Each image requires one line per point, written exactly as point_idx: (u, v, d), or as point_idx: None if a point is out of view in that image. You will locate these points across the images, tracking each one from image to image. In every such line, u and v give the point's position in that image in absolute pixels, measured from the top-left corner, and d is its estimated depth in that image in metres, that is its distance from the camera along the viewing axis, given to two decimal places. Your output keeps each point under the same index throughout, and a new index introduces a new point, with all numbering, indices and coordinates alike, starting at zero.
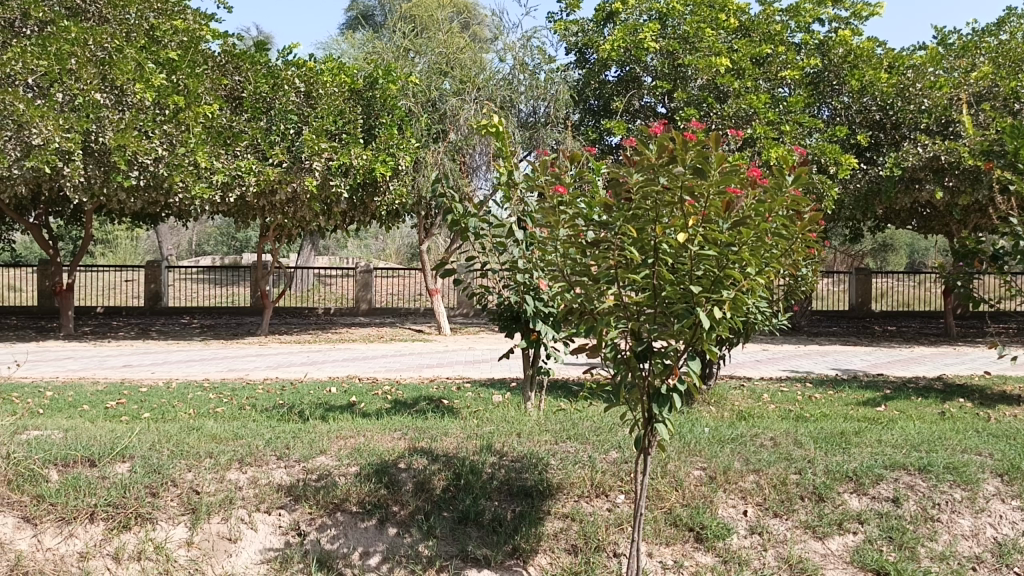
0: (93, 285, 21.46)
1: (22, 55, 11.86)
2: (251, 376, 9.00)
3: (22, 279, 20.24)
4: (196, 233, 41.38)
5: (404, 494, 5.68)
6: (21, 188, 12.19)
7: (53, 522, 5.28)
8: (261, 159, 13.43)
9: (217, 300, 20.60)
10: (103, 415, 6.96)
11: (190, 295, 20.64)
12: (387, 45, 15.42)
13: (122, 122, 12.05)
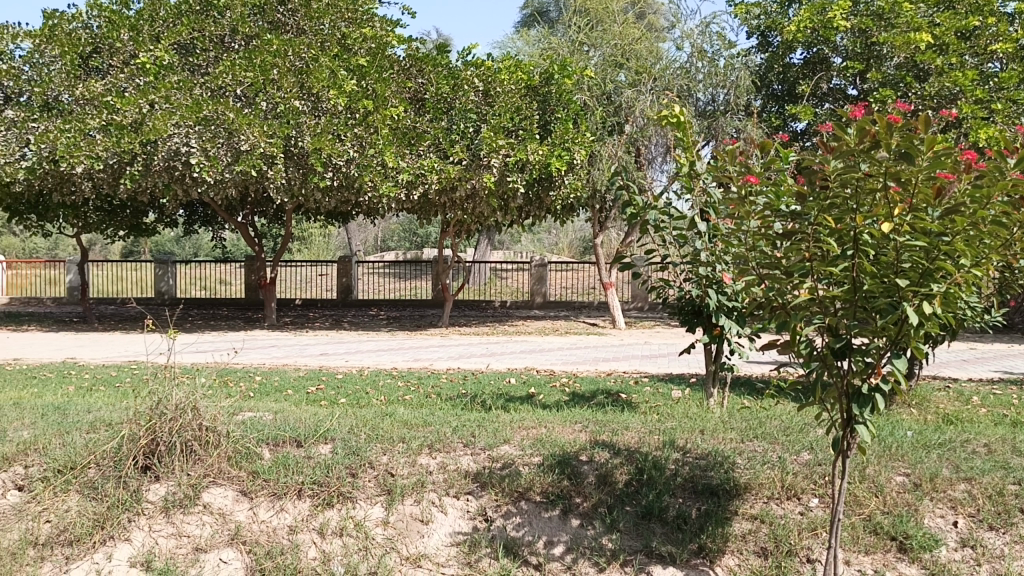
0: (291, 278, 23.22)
1: (232, 68, 12.97)
2: (436, 366, 9.39)
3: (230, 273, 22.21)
4: (380, 231, 43.66)
5: (587, 486, 5.71)
6: (231, 190, 13.34)
7: (267, 496, 5.73)
8: (442, 157, 13.93)
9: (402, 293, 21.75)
10: (306, 399, 7.50)
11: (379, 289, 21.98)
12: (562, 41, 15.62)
13: (318, 127, 12.92)
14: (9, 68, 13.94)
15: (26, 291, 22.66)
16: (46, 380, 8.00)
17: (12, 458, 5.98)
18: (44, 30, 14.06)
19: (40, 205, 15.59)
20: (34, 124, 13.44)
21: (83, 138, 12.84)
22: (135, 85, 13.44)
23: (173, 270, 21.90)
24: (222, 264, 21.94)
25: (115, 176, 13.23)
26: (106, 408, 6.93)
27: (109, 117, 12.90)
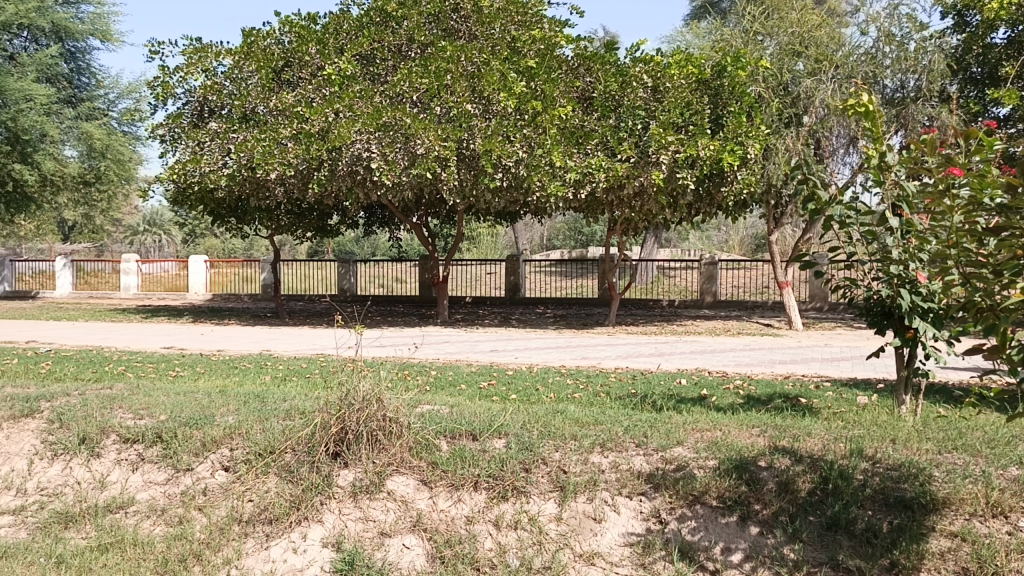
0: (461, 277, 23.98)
1: (409, 75, 13.54)
2: (604, 364, 9.38)
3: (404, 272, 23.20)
4: (546, 229, 44.24)
5: (766, 492, 5.50)
6: (407, 192, 13.92)
7: (445, 487, 5.95)
8: (610, 156, 13.89)
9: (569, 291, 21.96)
10: (479, 394, 7.72)
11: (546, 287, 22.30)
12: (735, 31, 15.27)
13: (489, 130, 13.23)
14: (213, 84, 15.30)
15: (226, 289, 24.61)
16: (246, 369, 8.69)
17: (220, 440, 6.54)
18: (243, 47, 15.30)
19: (240, 209, 16.98)
20: (234, 135, 14.68)
21: (276, 146, 13.84)
22: (321, 95, 14.33)
23: (353, 269, 23.30)
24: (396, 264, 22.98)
25: (303, 181, 14.15)
26: (299, 397, 7.44)
27: (299, 126, 13.83)
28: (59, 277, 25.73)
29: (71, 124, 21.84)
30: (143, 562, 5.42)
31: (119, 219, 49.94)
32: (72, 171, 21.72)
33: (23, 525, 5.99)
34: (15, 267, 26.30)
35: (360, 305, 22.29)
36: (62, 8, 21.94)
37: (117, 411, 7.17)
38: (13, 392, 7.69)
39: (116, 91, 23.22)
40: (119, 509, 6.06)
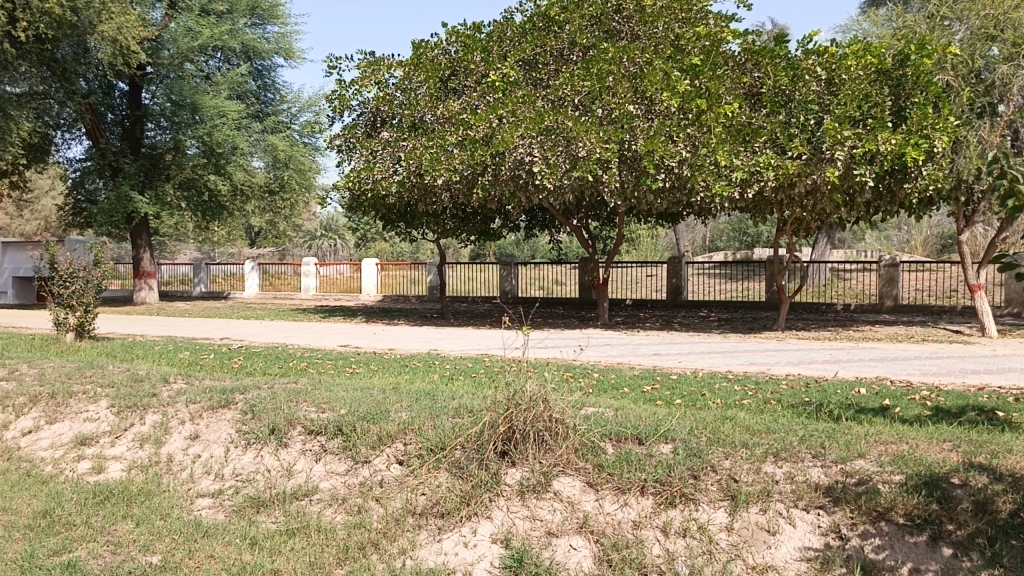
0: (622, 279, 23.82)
1: (571, 79, 13.78)
2: (774, 371, 9.04)
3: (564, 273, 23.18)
4: (708, 231, 43.31)
5: (961, 512, 5.09)
6: (569, 195, 13.95)
7: (612, 490, 5.92)
8: (780, 153, 13.29)
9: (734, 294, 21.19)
10: (642, 397, 7.64)
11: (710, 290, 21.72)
12: (920, 17, 14.59)
13: (652, 130, 13.09)
14: (385, 95, 16.08)
15: (394, 290, 25.72)
16: (416, 368, 9.02)
17: (395, 435, 6.85)
18: (413, 59, 16.02)
19: (408, 214, 17.71)
20: (404, 143, 15.35)
21: (443, 153, 14.36)
22: (485, 101, 14.70)
23: (515, 271, 23.67)
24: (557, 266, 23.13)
25: (468, 185, 14.53)
26: (467, 396, 7.66)
27: (464, 132, 14.25)
28: (247, 279, 27.82)
29: (259, 137, 23.25)
30: (327, 548, 5.68)
31: (299, 224, 53.59)
32: (259, 180, 23.56)
33: (221, 507, 6.45)
34: (210, 269, 28.76)
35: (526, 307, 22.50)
36: (251, 29, 23.64)
37: (301, 405, 7.65)
38: (212, 384, 8.39)
39: (297, 104, 24.87)
40: (304, 497, 6.44)
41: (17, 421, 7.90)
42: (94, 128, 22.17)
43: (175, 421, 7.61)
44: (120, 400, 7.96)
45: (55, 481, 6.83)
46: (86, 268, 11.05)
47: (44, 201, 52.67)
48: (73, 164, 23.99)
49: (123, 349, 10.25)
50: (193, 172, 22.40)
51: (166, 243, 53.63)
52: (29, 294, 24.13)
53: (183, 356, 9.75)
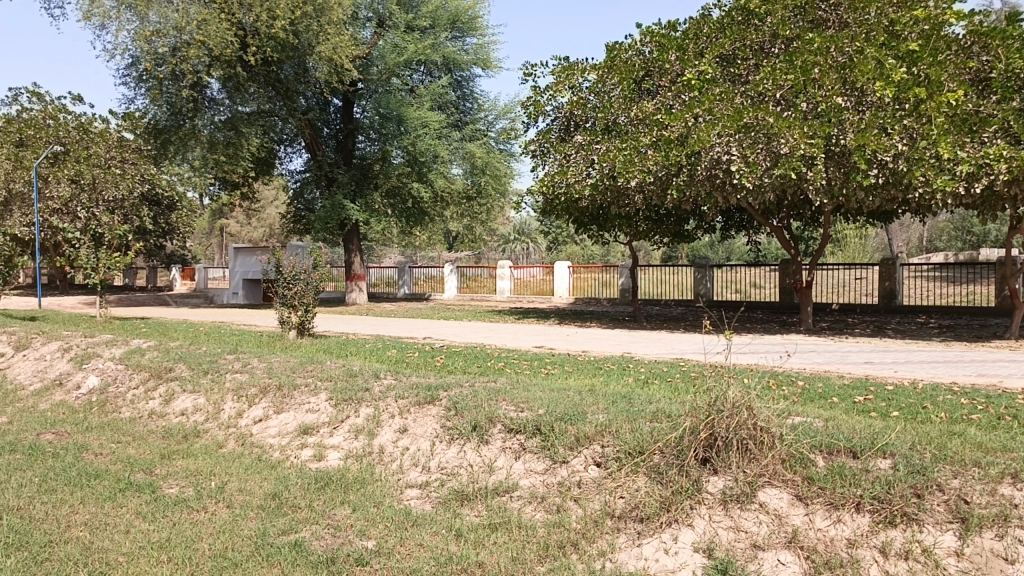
0: (828, 282, 22.48)
1: (773, 73, 13.26)
2: (1008, 384, 8.18)
3: (763, 276, 22.26)
4: (926, 230, 40.13)
5: None
6: (769, 195, 13.38)
7: (823, 505, 5.59)
8: (1013, 143, 12.00)
9: (957, 299, 19.38)
10: (854, 408, 7.17)
11: (928, 294, 20.06)
12: None
13: (862, 123, 12.26)
14: (579, 99, 16.29)
15: (586, 294, 25.82)
16: (611, 370, 9.01)
17: (592, 437, 6.87)
18: (607, 62, 16.11)
19: (601, 217, 17.80)
20: (597, 146, 15.46)
21: (637, 154, 14.32)
22: (681, 100, 14.52)
23: (710, 274, 23.18)
24: (755, 268, 22.28)
25: (662, 187, 14.36)
26: (664, 400, 7.54)
27: (659, 133, 14.14)
28: (446, 281, 29.11)
29: (458, 145, 24.17)
30: (528, 544, 5.73)
31: (494, 229, 55.66)
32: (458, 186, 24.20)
33: (428, 498, 6.74)
34: (412, 272, 30.39)
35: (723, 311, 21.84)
36: (452, 42, 24.73)
37: (501, 404, 7.87)
38: (418, 380, 8.84)
39: (494, 112, 25.70)
40: (505, 493, 6.60)
41: (250, 409, 8.70)
42: (312, 142, 24.11)
43: (385, 415, 8.08)
44: (337, 393, 8.56)
45: (283, 466, 7.45)
46: (307, 270, 11.95)
47: (269, 210, 57.86)
48: (293, 176, 26.23)
49: (338, 346, 11.04)
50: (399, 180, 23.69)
51: (373, 248, 57.59)
52: (256, 295, 26.60)
53: (391, 354, 10.33)
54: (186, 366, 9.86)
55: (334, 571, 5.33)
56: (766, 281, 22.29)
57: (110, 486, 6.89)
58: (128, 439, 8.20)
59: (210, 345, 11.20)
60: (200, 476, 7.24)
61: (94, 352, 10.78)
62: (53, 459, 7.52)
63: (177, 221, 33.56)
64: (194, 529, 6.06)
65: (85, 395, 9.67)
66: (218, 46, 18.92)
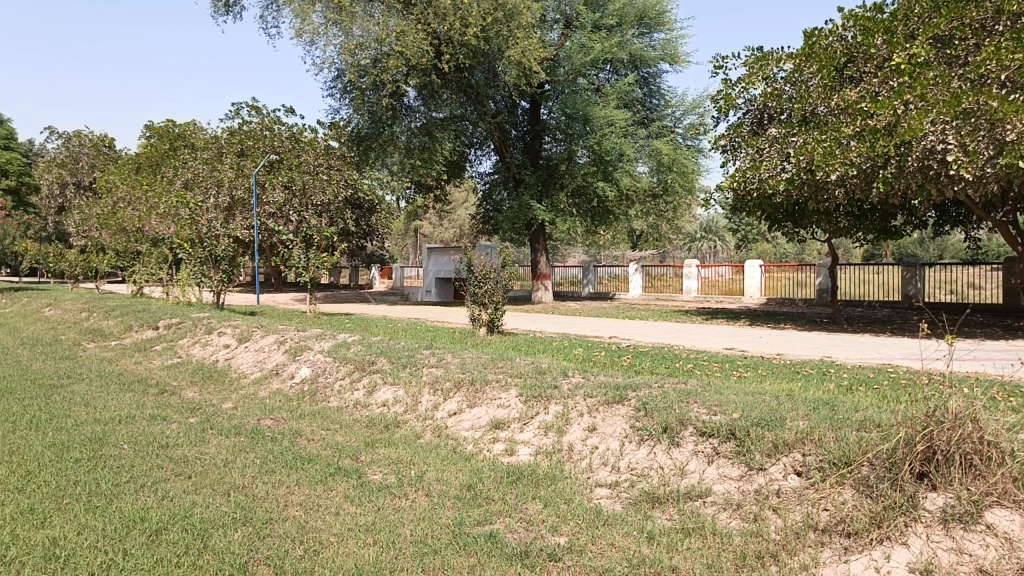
0: None
1: (997, 53, 12.07)
2: None
3: (983, 277, 20.36)
4: None
5: None
6: (992, 186, 12.12)
7: None
8: None
9: None
10: None
11: None
12: None
13: None
14: (773, 90, 15.77)
15: (778, 293, 24.84)
16: (809, 375, 8.56)
17: (792, 444, 6.55)
18: (805, 49, 15.42)
19: (797, 213, 17.00)
20: (793, 139, 14.79)
21: (839, 146, 13.56)
22: (888, 87, 13.57)
23: (921, 273, 21.53)
24: (973, 267, 20.43)
25: (867, 180, 13.46)
26: (872, 408, 7.05)
27: (863, 122, 13.31)
28: (631, 281, 29.00)
29: (645, 142, 24.13)
30: (723, 552, 5.52)
31: (681, 228, 54.74)
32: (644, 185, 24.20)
33: (617, 498, 6.69)
34: (597, 271, 30.54)
35: (933, 314, 20.21)
36: (639, 38, 24.55)
37: (693, 406, 7.68)
38: (607, 379, 8.82)
39: (681, 108, 25.26)
40: (698, 498, 6.43)
41: (446, 402, 9.06)
42: (501, 144, 24.81)
43: (574, 412, 8.13)
44: (527, 390, 8.71)
45: (477, 459, 7.69)
46: (496, 269, 12.27)
47: (460, 212, 60.20)
48: (482, 177, 27.12)
49: (527, 343, 11.26)
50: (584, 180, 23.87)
51: (558, 247, 58.43)
52: (447, 293, 27.67)
53: (578, 352, 10.39)
54: (386, 360, 10.42)
55: (528, 565, 5.41)
56: (987, 281, 20.37)
57: (321, 470, 7.40)
58: (336, 427, 8.79)
59: (408, 340, 11.79)
60: (401, 464, 7.62)
61: (305, 344, 11.64)
62: (272, 443, 8.18)
63: (376, 223, 35.68)
64: (396, 515, 6.37)
65: (298, 384, 10.49)
66: (414, 55, 19.96)
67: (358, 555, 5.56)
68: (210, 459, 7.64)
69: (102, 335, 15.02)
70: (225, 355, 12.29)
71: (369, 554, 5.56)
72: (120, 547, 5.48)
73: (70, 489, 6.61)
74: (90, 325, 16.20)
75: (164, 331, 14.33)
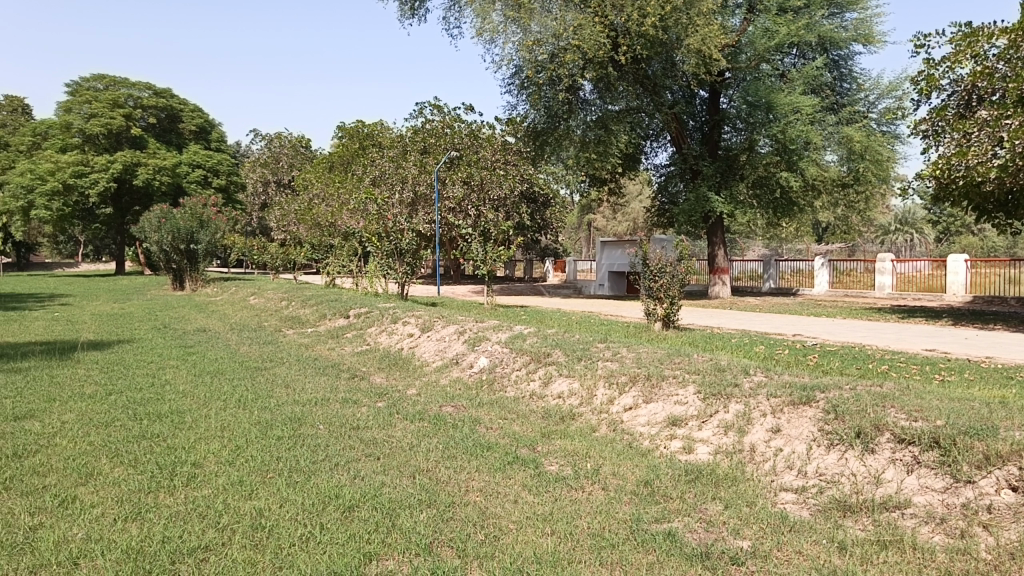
0: None
1: None
2: None
3: None
4: None
5: None
6: None
7: None
8: None
9: None
10: None
11: None
12: None
13: None
14: (984, 69, 14.42)
15: (989, 290, 22.72)
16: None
17: (1006, 456, 5.96)
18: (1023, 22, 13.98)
19: (1010, 202, 15.48)
20: (1007, 121, 13.45)
21: None
22: None
23: None
24: None
25: None
26: None
27: None
28: (817, 276, 27.62)
29: (833, 129, 22.80)
30: (925, 568, 5.11)
31: (872, 219, 51.41)
32: (832, 174, 22.90)
33: (805, 504, 6.37)
34: (778, 266, 29.32)
35: None
36: (829, 20, 23.30)
37: (889, 410, 7.16)
38: (792, 379, 8.41)
39: (876, 91, 23.65)
40: (895, 509, 5.99)
41: (621, 397, 9.01)
42: (678, 135, 24.32)
43: (757, 412, 7.82)
44: (705, 387, 8.48)
45: (653, 455, 7.59)
46: (673, 262, 12.07)
47: (634, 204, 59.74)
48: (658, 170, 26.76)
49: (704, 339, 10.98)
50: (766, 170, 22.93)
51: (736, 239, 56.77)
52: (620, 287, 27.54)
53: (759, 350, 10.01)
54: (562, 352, 10.51)
55: (710, 566, 5.25)
56: None
57: (500, 458, 7.57)
58: (513, 417, 8.97)
59: (583, 333, 11.85)
60: (577, 456, 7.66)
61: (484, 335, 11.97)
62: (453, 429, 8.47)
63: (550, 216, 36.11)
64: (573, 507, 6.40)
65: (477, 373, 10.80)
66: (592, 48, 19.90)
67: (537, 543, 5.64)
68: (397, 442, 8.02)
69: (300, 323, 16.18)
70: (409, 343, 12.87)
71: (547, 543, 5.62)
72: (317, 521, 5.86)
73: (274, 464, 7.16)
74: (289, 312, 17.51)
75: (354, 319, 15.24)
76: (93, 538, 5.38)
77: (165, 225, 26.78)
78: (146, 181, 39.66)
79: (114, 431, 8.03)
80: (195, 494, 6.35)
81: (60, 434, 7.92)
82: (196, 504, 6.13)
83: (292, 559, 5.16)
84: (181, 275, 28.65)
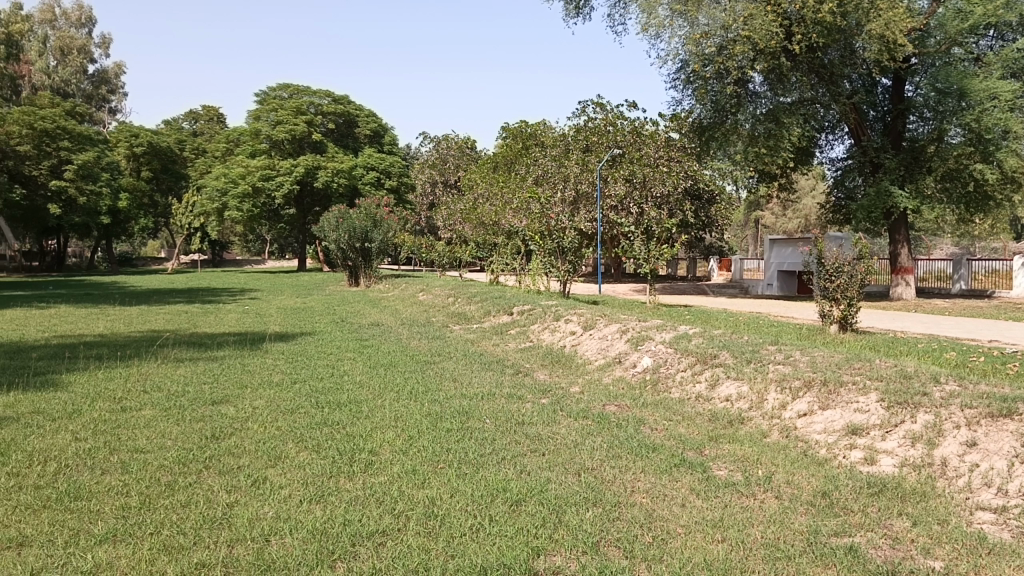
0: None
1: None
2: None
3: None
4: None
5: None
6: None
7: None
8: None
9: None
10: None
11: None
12: None
13: None
14: None
15: None
16: None
17: None
18: None
19: None
20: None
21: None
22: None
23: None
24: None
25: None
26: None
27: None
28: (1016, 277, 25.39)
29: None
30: None
31: None
32: None
33: (1006, 526, 5.83)
34: (970, 266, 27.03)
35: None
36: None
37: None
38: (990, 390, 7.71)
39: None
40: None
41: (794, 402, 8.61)
42: (857, 127, 23.02)
43: (949, 424, 7.24)
44: (890, 395, 7.95)
45: (830, 465, 7.21)
46: (851, 261, 11.43)
47: (808, 199, 57.27)
48: (833, 163, 25.56)
49: (886, 343, 10.31)
50: (957, 163, 21.23)
51: (922, 237, 53.10)
52: (790, 287, 26.46)
53: (950, 356, 9.31)
54: (729, 354, 10.18)
55: None
56: None
57: (666, 460, 7.45)
58: (679, 418, 8.80)
59: (752, 334, 11.42)
60: (748, 462, 7.40)
61: (648, 334, 11.81)
62: (617, 429, 8.42)
63: (715, 214, 35.28)
64: (744, 514, 6.18)
65: (640, 373, 10.69)
66: (762, 39, 19.25)
67: (707, 550, 5.49)
68: (561, 439, 8.07)
69: (466, 319, 16.67)
70: (571, 341, 12.93)
71: (717, 550, 5.46)
72: (486, 513, 6.00)
73: (444, 455, 7.41)
74: (456, 308, 18.08)
75: (517, 316, 15.49)
76: (282, 517, 5.77)
77: (342, 225, 28.41)
78: (325, 184, 42.34)
79: (299, 417, 8.59)
80: (373, 481, 6.67)
81: (252, 418, 8.57)
82: (373, 490, 6.44)
83: (464, 548, 5.31)
84: (356, 272, 30.34)
